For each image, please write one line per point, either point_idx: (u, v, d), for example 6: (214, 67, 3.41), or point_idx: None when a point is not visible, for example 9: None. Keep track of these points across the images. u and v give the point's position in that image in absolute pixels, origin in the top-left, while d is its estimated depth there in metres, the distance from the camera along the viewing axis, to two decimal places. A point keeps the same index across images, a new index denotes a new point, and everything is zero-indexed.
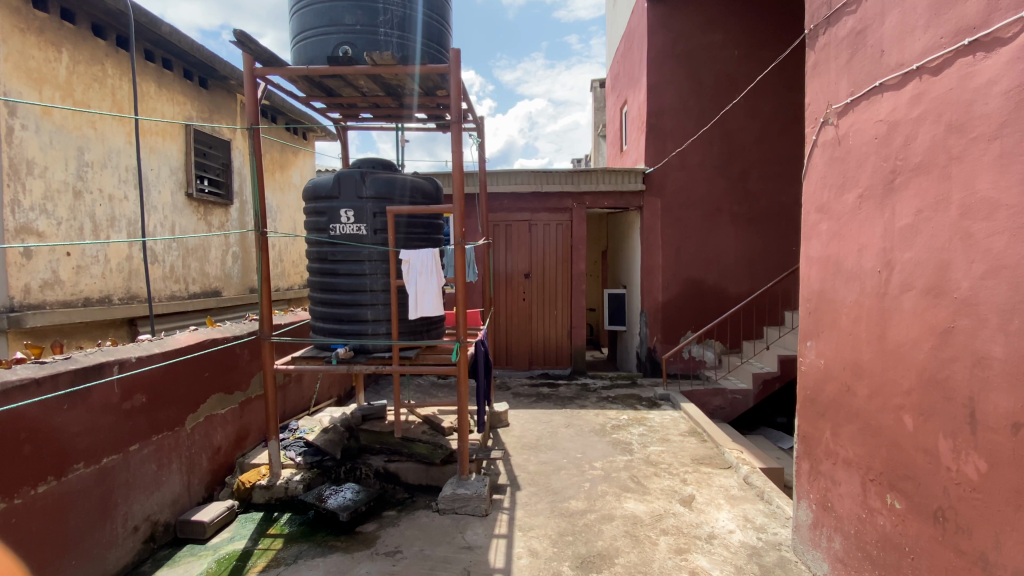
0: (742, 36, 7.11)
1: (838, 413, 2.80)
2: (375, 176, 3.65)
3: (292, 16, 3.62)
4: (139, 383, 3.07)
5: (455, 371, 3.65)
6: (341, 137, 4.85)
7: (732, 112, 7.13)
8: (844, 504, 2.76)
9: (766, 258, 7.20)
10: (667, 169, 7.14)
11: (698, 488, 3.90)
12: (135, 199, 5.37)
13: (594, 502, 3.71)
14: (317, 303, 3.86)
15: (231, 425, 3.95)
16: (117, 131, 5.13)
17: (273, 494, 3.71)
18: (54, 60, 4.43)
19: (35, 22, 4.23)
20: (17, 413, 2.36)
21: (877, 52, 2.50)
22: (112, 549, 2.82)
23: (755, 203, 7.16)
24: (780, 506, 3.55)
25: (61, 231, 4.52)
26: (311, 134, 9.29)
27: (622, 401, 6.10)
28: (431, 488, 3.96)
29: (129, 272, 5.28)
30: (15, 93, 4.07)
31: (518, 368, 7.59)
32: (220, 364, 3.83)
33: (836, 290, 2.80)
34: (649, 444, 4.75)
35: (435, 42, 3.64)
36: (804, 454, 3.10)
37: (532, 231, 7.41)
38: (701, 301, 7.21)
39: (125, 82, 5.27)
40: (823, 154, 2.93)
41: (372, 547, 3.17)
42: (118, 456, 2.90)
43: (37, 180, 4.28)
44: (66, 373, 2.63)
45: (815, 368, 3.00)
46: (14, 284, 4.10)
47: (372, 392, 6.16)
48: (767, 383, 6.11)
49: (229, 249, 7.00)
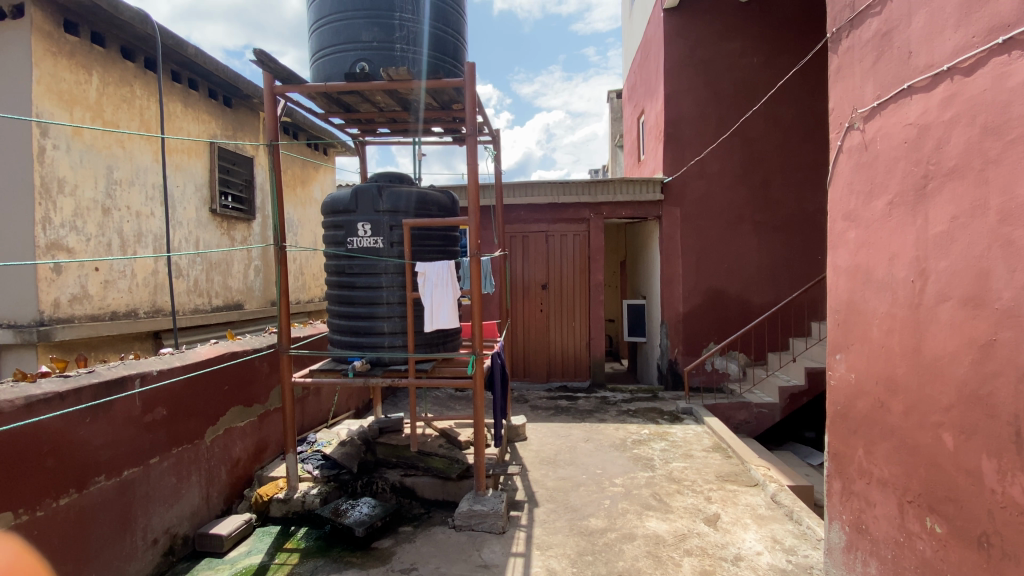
0: (761, 43, 7.03)
1: (871, 430, 2.66)
2: (392, 190, 3.67)
3: (311, 33, 3.67)
4: (159, 396, 3.10)
5: (471, 384, 3.57)
6: (360, 152, 4.90)
7: (752, 120, 7.01)
8: (879, 527, 2.61)
9: (790, 266, 7.03)
10: (686, 178, 7.03)
11: (723, 507, 3.76)
12: (161, 215, 5.51)
13: (615, 521, 3.60)
14: (335, 316, 3.86)
15: (250, 437, 3.97)
16: (144, 150, 5.28)
17: (291, 507, 3.68)
18: (85, 83, 4.60)
19: (67, 45, 4.42)
20: (41, 426, 2.40)
21: (904, 54, 2.42)
22: (131, 562, 2.83)
23: (777, 211, 7.01)
24: (811, 526, 3.39)
25: (90, 247, 4.66)
26: (331, 149, 9.50)
27: (643, 415, 5.95)
28: (448, 503, 3.89)
29: (155, 286, 5.39)
30: (46, 114, 4.24)
31: (536, 381, 7.49)
32: (240, 378, 3.86)
33: (866, 301, 2.68)
34: (672, 460, 4.62)
35: (449, 57, 3.67)
36: (835, 473, 2.94)
37: (549, 242, 7.37)
38: (724, 312, 7.04)
39: (152, 102, 5.44)
40: (849, 160, 2.81)
41: (388, 564, 3.13)
42: (138, 469, 2.92)
43: (67, 198, 4.42)
44: (90, 387, 2.67)
45: (845, 382, 2.85)
46: (45, 298, 4.23)
47: (390, 405, 6.18)
48: (794, 398, 5.91)
49: (251, 263, 7.12)
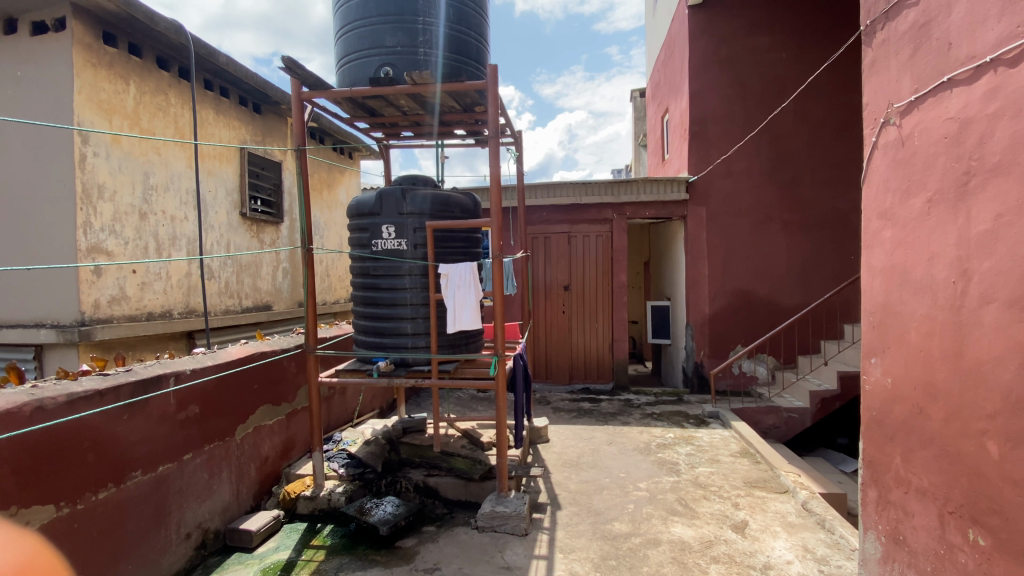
0: (790, 38, 6.85)
1: (908, 437, 2.55)
2: (415, 193, 3.70)
3: (338, 39, 3.73)
4: (192, 395, 3.20)
5: (493, 385, 3.56)
6: (384, 155, 4.97)
7: (781, 117, 6.84)
8: (918, 538, 2.50)
9: (821, 267, 6.83)
10: (712, 177, 6.90)
11: (751, 513, 3.67)
12: (194, 219, 5.69)
13: (639, 525, 3.55)
14: (360, 317, 3.92)
15: (279, 435, 4.06)
16: (179, 156, 5.46)
17: (317, 505, 3.74)
18: (122, 92, 4.79)
19: (106, 56, 4.60)
20: (82, 422, 2.50)
21: (944, 45, 2.32)
22: (165, 555, 2.93)
23: (808, 209, 6.81)
24: (844, 536, 3.27)
25: (128, 250, 4.84)
26: (356, 153, 9.66)
27: (668, 418, 5.86)
28: (470, 504, 3.90)
29: (188, 287, 5.57)
30: (87, 122, 4.44)
31: (559, 383, 7.45)
32: (269, 377, 3.96)
33: (903, 302, 2.58)
34: (697, 465, 4.53)
35: (471, 60, 3.69)
36: (871, 481, 2.83)
37: (571, 243, 7.33)
38: (751, 314, 6.89)
39: (186, 110, 5.62)
40: (884, 157, 2.71)
41: (412, 563, 3.16)
42: (172, 465, 3.01)
43: (107, 204, 4.61)
44: (128, 385, 2.77)
45: (881, 387, 2.74)
46: (85, 299, 4.41)
47: (413, 405, 6.23)
48: (826, 403, 5.73)
49: (280, 265, 7.29)
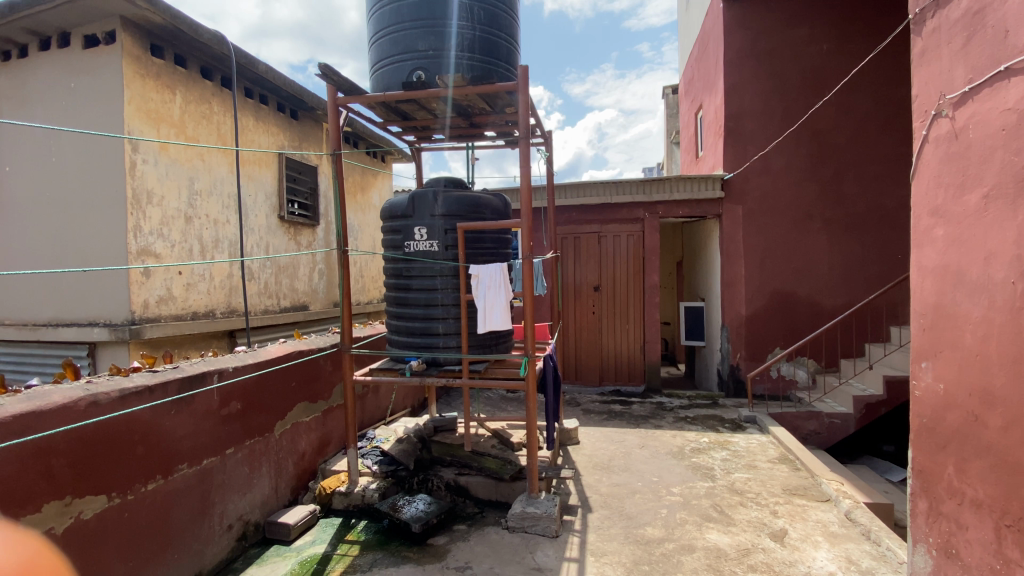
0: (832, 29, 6.59)
1: (962, 446, 2.42)
2: (447, 196, 3.74)
3: (371, 45, 3.81)
4: (234, 391, 3.33)
5: (524, 386, 3.56)
6: (416, 158, 5.04)
7: (822, 111, 6.59)
8: (972, 553, 2.37)
9: (866, 267, 6.54)
10: (748, 174, 6.71)
11: (791, 522, 3.54)
12: (236, 223, 5.91)
13: (673, 531, 3.48)
14: (393, 317, 3.99)
15: (315, 432, 4.17)
16: (221, 162, 5.69)
17: (351, 500, 3.83)
18: (169, 101, 5.02)
19: (153, 68, 4.84)
20: (132, 416, 2.64)
21: (1001, 32, 2.19)
22: (209, 545, 3.05)
23: (851, 207, 6.54)
24: (891, 548, 3.12)
25: (174, 252, 5.07)
26: (389, 156, 9.84)
27: (703, 422, 5.72)
28: (501, 504, 3.91)
29: (230, 288, 5.79)
30: (136, 131, 4.67)
31: (589, 385, 7.39)
32: (306, 375, 4.08)
33: (957, 304, 2.44)
34: (734, 471, 4.41)
35: (502, 61, 3.71)
36: (921, 491, 2.69)
37: (602, 243, 7.25)
38: (791, 315, 6.65)
39: (228, 117, 5.85)
40: (936, 151, 2.57)
41: (443, 561, 3.19)
42: (216, 459, 3.14)
43: (155, 208, 4.84)
44: (175, 381, 2.90)
45: (932, 393, 2.61)
46: (135, 300, 4.64)
47: (444, 405, 6.30)
48: (871, 409, 5.48)
49: (316, 266, 7.48)
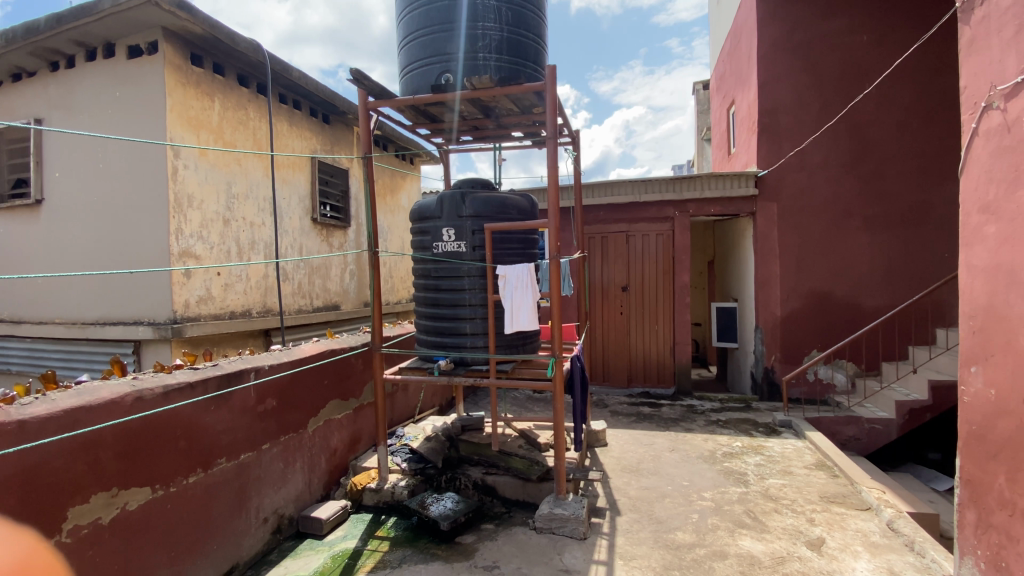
0: (872, 19, 6.33)
1: (1017, 455, 2.28)
2: (474, 196, 3.76)
3: (401, 49, 3.86)
4: (270, 389, 3.43)
5: (551, 386, 3.55)
6: (444, 160, 5.08)
7: (862, 103, 6.34)
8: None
9: (909, 266, 6.26)
10: (783, 171, 6.52)
11: (829, 530, 3.42)
12: (270, 225, 6.09)
13: (704, 536, 3.41)
14: (422, 316, 4.04)
15: (346, 429, 4.27)
16: (257, 167, 5.88)
17: (381, 497, 3.89)
18: (208, 108, 5.21)
19: (193, 76, 5.04)
20: (175, 411, 2.76)
21: None
22: (246, 537, 3.16)
23: (893, 203, 6.27)
24: (937, 561, 2.98)
25: (213, 253, 5.27)
26: (417, 158, 9.97)
27: (735, 426, 5.58)
28: (528, 504, 3.90)
29: (265, 288, 5.97)
30: (178, 138, 4.88)
31: (617, 386, 7.31)
32: (338, 374, 4.17)
33: (1010, 305, 2.31)
34: (768, 476, 4.29)
35: (529, 61, 3.71)
36: (970, 502, 2.56)
37: (630, 242, 7.17)
38: (828, 316, 6.43)
39: (264, 123, 6.03)
40: (986, 145, 2.44)
41: (471, 559, 3.21)
42: (253, 453, 3.25)
43: (195, 212, 5.04)
44: (214, 378, 3.02)
45: (983, 399, 2.47)
46: (177, 299, 4.85)
47: (471, 404, 6.34)
48: (915, 414, 5.24)
49: (347, 267, 7.64)
